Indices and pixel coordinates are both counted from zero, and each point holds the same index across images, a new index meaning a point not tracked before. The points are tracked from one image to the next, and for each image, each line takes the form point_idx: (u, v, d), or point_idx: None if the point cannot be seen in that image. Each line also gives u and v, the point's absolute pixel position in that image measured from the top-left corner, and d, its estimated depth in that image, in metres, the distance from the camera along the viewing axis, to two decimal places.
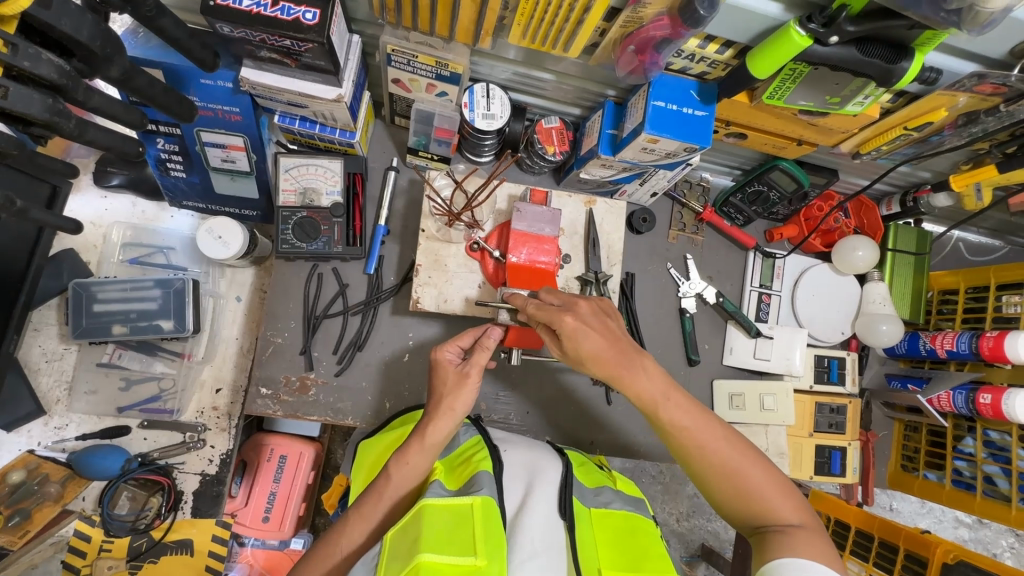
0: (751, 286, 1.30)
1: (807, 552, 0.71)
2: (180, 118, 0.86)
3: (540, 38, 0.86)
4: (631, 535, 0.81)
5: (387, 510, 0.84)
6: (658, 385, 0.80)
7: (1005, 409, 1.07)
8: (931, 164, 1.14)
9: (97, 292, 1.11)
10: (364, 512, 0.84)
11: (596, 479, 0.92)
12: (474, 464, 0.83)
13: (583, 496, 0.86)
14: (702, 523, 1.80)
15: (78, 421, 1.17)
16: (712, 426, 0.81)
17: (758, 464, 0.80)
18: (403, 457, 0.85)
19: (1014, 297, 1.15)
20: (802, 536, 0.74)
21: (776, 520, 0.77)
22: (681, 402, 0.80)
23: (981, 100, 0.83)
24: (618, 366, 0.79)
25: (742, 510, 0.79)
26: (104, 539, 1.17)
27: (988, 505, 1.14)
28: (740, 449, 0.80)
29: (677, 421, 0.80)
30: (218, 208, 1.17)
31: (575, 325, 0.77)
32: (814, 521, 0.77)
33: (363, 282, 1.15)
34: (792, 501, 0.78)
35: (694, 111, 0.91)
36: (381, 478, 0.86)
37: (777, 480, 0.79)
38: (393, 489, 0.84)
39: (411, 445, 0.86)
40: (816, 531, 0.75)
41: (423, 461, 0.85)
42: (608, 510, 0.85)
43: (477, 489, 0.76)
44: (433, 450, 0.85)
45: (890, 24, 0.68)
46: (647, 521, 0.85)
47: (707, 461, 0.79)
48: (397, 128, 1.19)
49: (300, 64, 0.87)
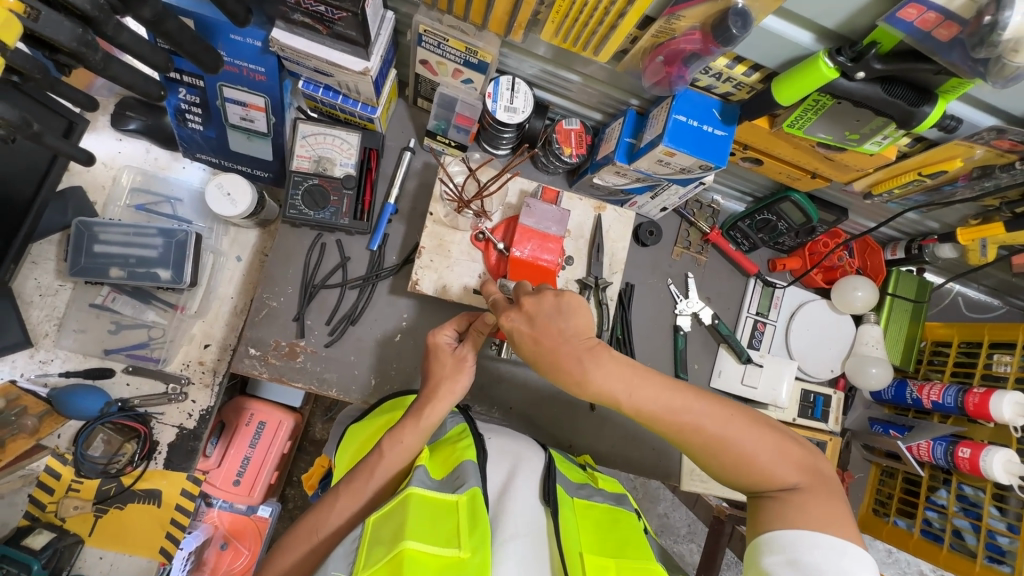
0: (747, 313, 1.30)
1: (803, 520, 0.71)
2: (206, 68, 0.86)
3: (571, 37, 0.86)
4: (613, 525, 0.83)
5: (377, 486, 0.85)
6: (618, 381, 0.78)
7: (982, 465, 1.08)
8: (941, 215, 1.14)
9: (98, 232, 1.11)
10: (354, 488, 0.85)
11: (579, 476, 0.94)
12: (459, 452, 0.83)
13: (567, 487, 0.86)
14: (668, 543, 1.83)
15: (64, 357, 1.17)
16: (693, 399, 0.79)
17: (746, 427, 0.79)
18: (396, 437, 0.86)
19: (1005, 356, 1.16)
20: (798, 500, 0.74)
21: (773, 485, 0.77)
22: (649, 386, 0.79)
23: (996, 155, 0.83)
24: (572, 359, 0.78)
25: (737, 478, 0.79)
26: (74, 479, 1.18)
27: (952, 558, 1.15)
28: (724, 417, 0.79)
29: (651, 405, 0.79)
30: (231, 165, 1.16)
31: (512, 326, 0.81)
32: (814, 479, 0.76)
33: (364, 257, 1.15)
34: (787, 461, 0.77)
35: (714, 130, 0.91)
36: (373, 454, 0.87)
37: (770, 441, 0.79)
38: (384, 467, 0.85)
39: (405, 424, 0.88)
40: (814, 488, 0.75)
41: (416, 441, 0.86)
42: (590, 502, 0.86)
43: (463, 483, 0.76)
44: (426, 431, 0.87)
45: (918, 68, 0.69)
46: (627, 514, 0.88)
47: (692, 437, 0.79)
48: (419, 110, 1.20)
49: (331, 32, 0.88)
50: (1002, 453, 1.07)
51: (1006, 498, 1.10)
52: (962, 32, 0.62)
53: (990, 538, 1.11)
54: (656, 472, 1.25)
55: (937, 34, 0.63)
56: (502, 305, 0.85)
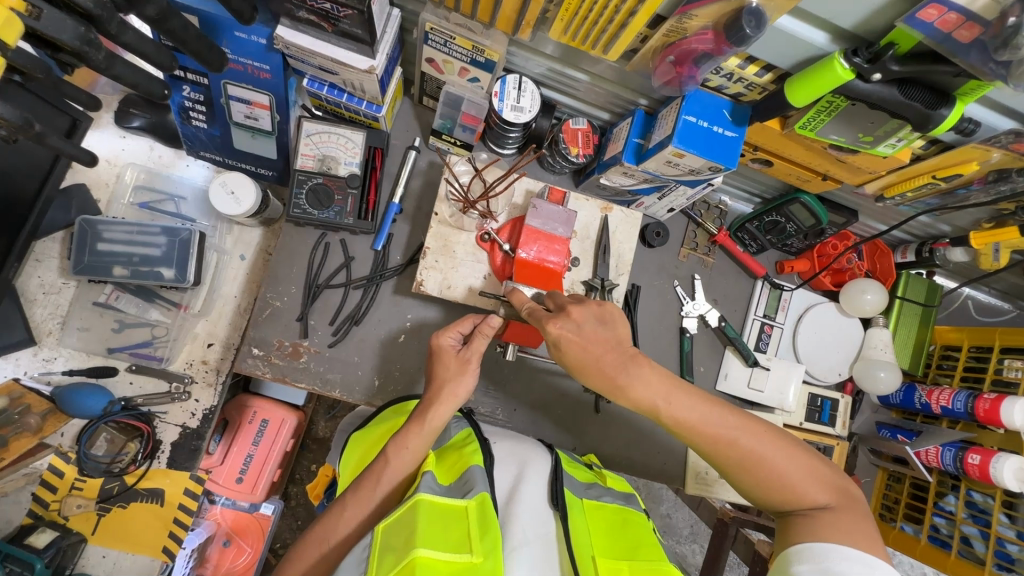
0: (754, 315, 1.29)
1: (833, 535, 0.71)
2: (209, 65, 0.85)
3: (580, 35, 0.85)
4: (622, 528, 0.81)
5: (383, 493, 0.84)
6: (657, 388, 0.80)
7: (993, 472, 1.07)
8: (953, 218, 1.12)
9: (102, 230, 1.10)
10: (361, 495, 0.84)
11: (587, 477, 0.93)
12: (466, 457, 0.82)
13: (575, 488, 0.86)
14: (671, 544, 1.83)
15: (67, 356, 1.16)
16: (728, 415, 0.80)
17: (779, 445, 0.79)
18: (401, 442, 0.85)
19: (1016, 362, 1.14)
20: (828, 518, 0.74)
21: (803, 503, 0.77)
22: (684, 400, 0.80)
23: (1013, 159, 0.81)
24: (615, 367, 0.81)
25: (766, 496, 0.79)
26: (77, 478, 1.18)
27: (961, 565, 1.13)
28: (758, 434, 0.80)
29: (686, 419, 0.80)
30: (234, 163, 1.15)
31: (561, 332, 0.81)
32: (844, 498, 0.77)
33: (368, 257, 1.14)
34: (819, 481, 0.78)
35: (724, 132, 0.90)
36: (379, 460, 0.86)
37: (802, 459, 0.79)
38: (389, 474, 0.84)
39: (409, 429, 0.87)
40: (845, 508, 0.75)
41: (420, 446, 0.85)
42: (600, 503, 0.86)
43: (472, 487, 0.75)
44: (430, 434, 0.86)
45: (936, 70, 0.67)
46: (637, 514, 0.86)
47: (725, 451, 0.79)
48: (424, 108, 1.18)
49: (336, 29, 0.87)
50: (1012, 461, 1.05)
51: (1016, 506, 1.09)
52: (983, 34, 0.60)
53: (999, 545, 1.09)
54: (662, 475, 1.24)
55: (959, 36, 0.61)
56: (542, 315, 0.84)
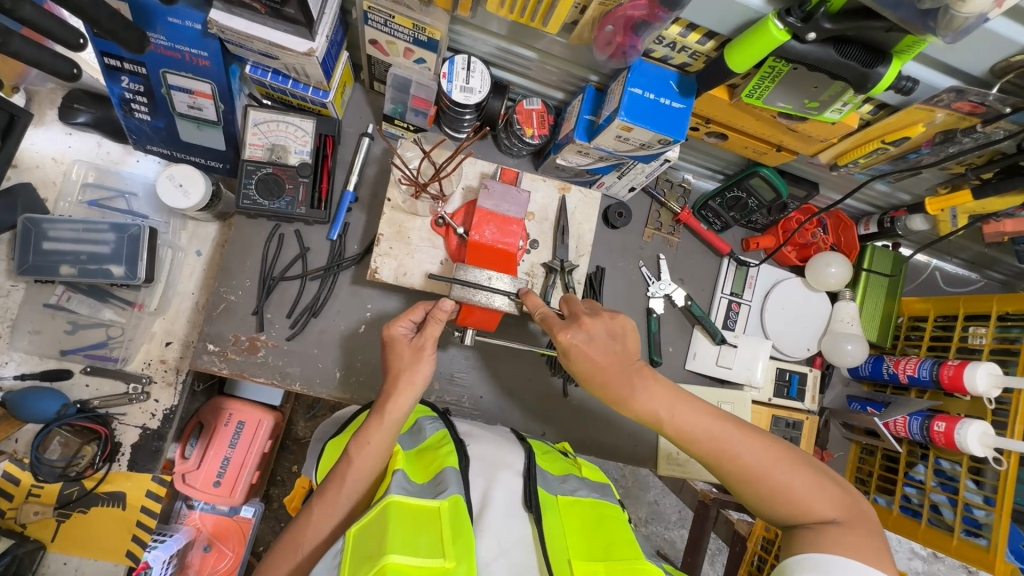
0: (721, 293, 1.28)
1: (838, 550, 0.68)
2: (127, 45, 0.81)
3: (521, 10, 0.83)
4: (599, 525, 0.79)
5: (350, 495, 0.81)
6: (661, 401, 0.80)
7: (957, 439, 1.06)
8: (910, 186, 1.12)
9: (48, 229, 1.07)
10: (327, 499, 0.81)
11: (560, 468, 0.91)
12: (440, 458, 0.79)
13: (548, 484, 0.84)
14: (659, 531, 1.83)
15: (19, 360, 1.14)
16: (733, 428, 0.79)
17: (784, 460, 0.76)
18: (363, 439, 0.82)
19: (980, 329, 1.14)
20: (834, 533, 0.71)
21: (809, 518, 0.73)
22: (689, 412, 0.80)
23: (958, 119, 0.81)
24: (622, 385, 0.81)
25: (771, 511, 0.76)
26: (34, 484, 1.15)
27: (931, 533, 1.13)
28: (763, 447, 0.77)
29: (689, 432, 0.79)
30: (183, 156, 1.13)
31: (572, 342, 0.83)
32: (852, 513, 0.73)
33: (325, 247, 1.12)
34: (825, 495, 0.74)
35: (671, 103, 0.89)
36: (342, 461, 0.83)
37: (809, 474, 0.76)
38: (354, 474, 0.82)
39: (370, 426, 0.84)
40: (855, 524, 0.71)
41: (383, 440, 0.83)
42: (574, 498, 0.84)
43: (445, 488, 0.72)
44: (392, 428, 0.84)
45: (869, 26, 0.66)
46: (613, 506, 0.84)
47: (729, 465, 0.77)
48: (376, 94, 1.17)
49: (270, 10, 0.85)
50: (976, 426, 1.04)
51: (982, 471, 1.08)
52: None
53: (966, 511, 1.09)
54: (634, 459, 1.23)
55: None
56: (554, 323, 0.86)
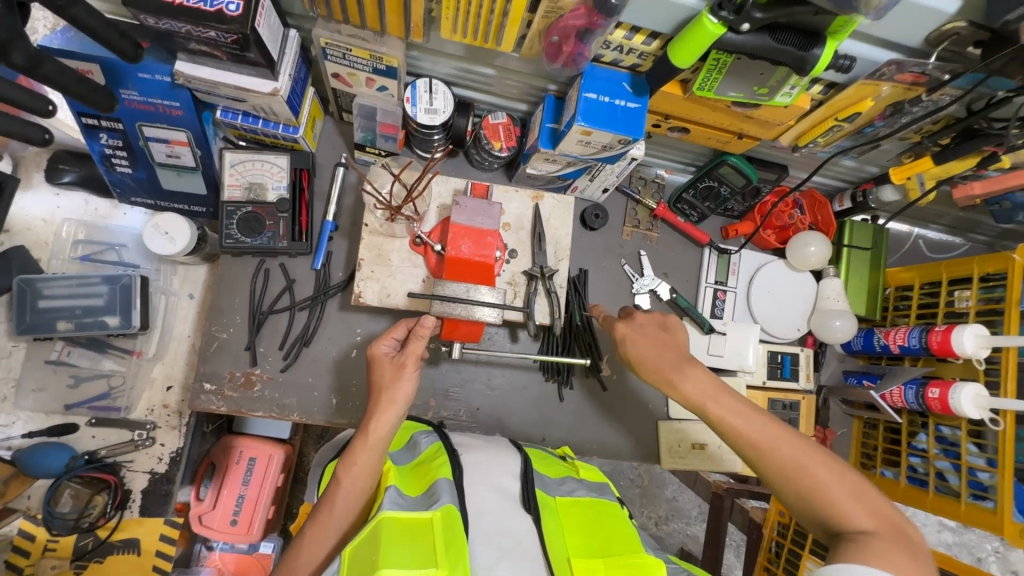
0: (706, 283, 1.30)
1: (870, 560, 0.62)
2: (96, 105, 0.86)
3: (471, 32, 0.86)
4: (597, 523, 0.80)
5: (342, 514, 0.83)
6: (704, 388, 0.83)
7: (952, 403, 1.06)
8: (876, 159, 1.14)
9: (42, 288, 1.11)
10: (319, 521, 0.82)
11: (559, 471, 0.93)
12: (434, 470, 0.80)
13: (547, 487, 0.86)
14: (680, 527, 1.82)
15: (25, 419, 1.16)
16: (774, 424, 0.78)
17: (827, 463, 0.74)
18: (350, 460, 0.84)
19: (965, 292, 1.15)
20: (868, 543, 0.65)
21: (846, 527, 0.69)
22: (729, 403, 0.81)
23: (904, 90, 0.84)
24: (671, 367, 0.86)
25: (809, 515, 0.73)
26: (49, 538, 1.17)
27: (940, 501, 1.12)
28: (802, 446, 0.75)
29: (728, 424, 0.80)
30: (167, 204, 1.17)
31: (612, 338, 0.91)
32: (893, 529, 0.67)
33: (311, 278, 1.15)
34: (865, 505, 0.69)
35: (626, 103, 0.91)
36: (331, 484, 0.84)
37: (850, 480, 0.72)
38: (345, 495, 0.83)
39: (356, 445, 0.85)
40: (895, 540, 0.65)
41: (372, 458, 0.84)
42: (572, 498, 0.85)
43: (438, 499, 0.73)
44: (379, 446, 0.85)
45: (797, 11, 0.68)
46: (611, 504, 0.85)
47: (766, 459, 0.76)
48: (347, 124, 1.20)
49: (232, 56, 0.88)
50: (969, 389, 1.04)
51: (983, 434, 1.08)
52: None
53: (971, 476, 1.08)
54: (636, 456, 1.24)
55: None
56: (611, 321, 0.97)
